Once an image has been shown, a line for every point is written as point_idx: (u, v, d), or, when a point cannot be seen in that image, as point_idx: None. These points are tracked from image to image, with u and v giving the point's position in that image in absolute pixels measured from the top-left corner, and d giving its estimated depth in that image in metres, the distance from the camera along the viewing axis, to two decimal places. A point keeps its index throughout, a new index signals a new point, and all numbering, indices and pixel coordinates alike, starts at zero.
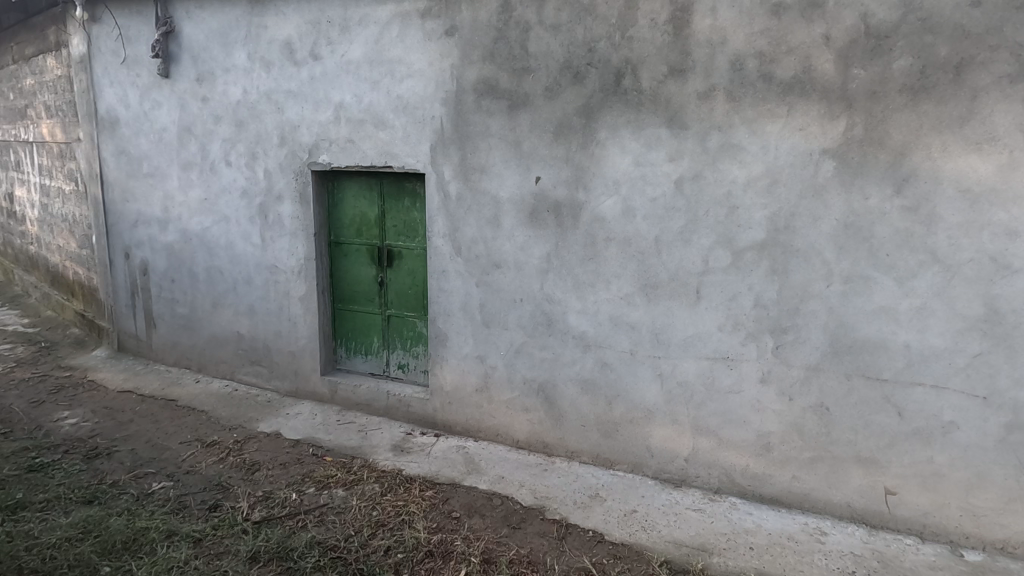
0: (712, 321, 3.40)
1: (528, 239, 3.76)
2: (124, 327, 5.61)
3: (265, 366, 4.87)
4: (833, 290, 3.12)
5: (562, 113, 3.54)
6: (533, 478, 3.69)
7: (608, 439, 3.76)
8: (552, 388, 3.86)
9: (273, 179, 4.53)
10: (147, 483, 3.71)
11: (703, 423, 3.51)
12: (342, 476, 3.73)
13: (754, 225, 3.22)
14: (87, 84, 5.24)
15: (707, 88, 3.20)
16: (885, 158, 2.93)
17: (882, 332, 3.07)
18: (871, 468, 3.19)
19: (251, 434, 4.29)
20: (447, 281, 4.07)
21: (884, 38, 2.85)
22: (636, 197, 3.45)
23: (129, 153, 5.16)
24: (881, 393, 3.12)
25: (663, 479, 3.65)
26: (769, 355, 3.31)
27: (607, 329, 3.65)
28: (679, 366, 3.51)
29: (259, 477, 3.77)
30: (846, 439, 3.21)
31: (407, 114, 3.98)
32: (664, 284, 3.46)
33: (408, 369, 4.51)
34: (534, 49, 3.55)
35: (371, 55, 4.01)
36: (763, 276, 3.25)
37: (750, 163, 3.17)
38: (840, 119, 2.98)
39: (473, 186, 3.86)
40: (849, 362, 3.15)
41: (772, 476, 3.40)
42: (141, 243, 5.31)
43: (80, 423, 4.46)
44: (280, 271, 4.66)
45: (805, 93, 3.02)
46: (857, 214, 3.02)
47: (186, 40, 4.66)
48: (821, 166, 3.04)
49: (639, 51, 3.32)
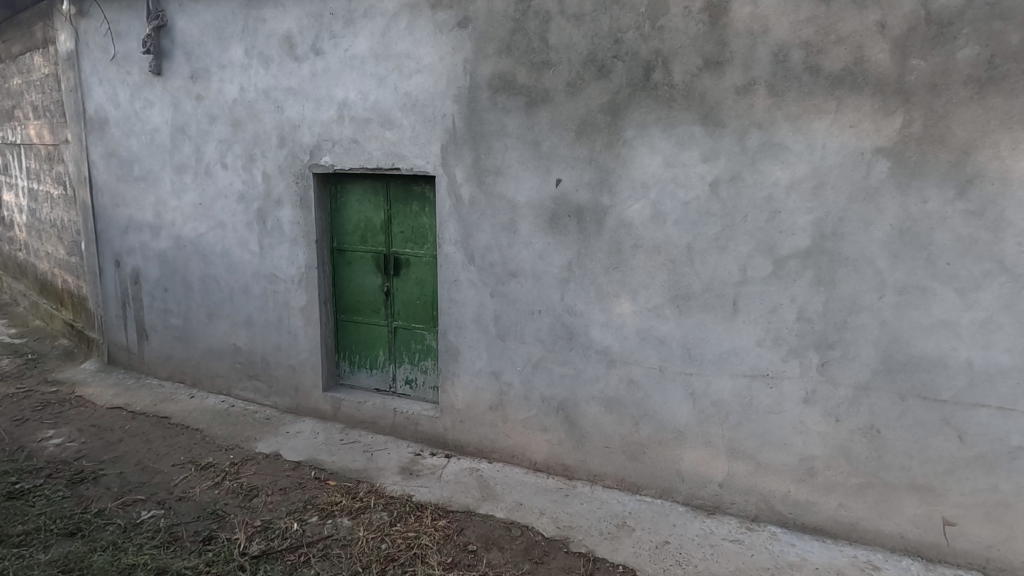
0: (750, 336, 3.12)
1: (548, 247, 3.49)
2: (115, 339, 5.32)
3: (264, 381, 4.59)
4: (886, 302, 2.85)
5: (586, 111, 3.27)
6: (554, 505, 3.41)
7: (635, 462, 3.48)
8: (573, 406, 3.58)
9: (273, 183, 4.25)
10: (135, 512, 3.43)
11: (739, 446, 3.24)
12: (348, 503, 3.45)
13: (798, 232, 2.95)
14: (75, 82, 4.95)
15: (747, 82, 2.94)
16: (946, 158, 2.67)
17: (941, 348, 2.80)
18: (927, 496, 2.92)
19: (249, 455, 4.01)
20: (460, 291, 3.79)
21: (947, 25, 2.59)
22: (667, 201, 3.18)
23: (119, 156, 4.88)
24: (939, 415, 2.84)
25: (694, 505, 3.38)
26: (814, 373, 3.03)
27: (634, 344, 3.38)
28: (714, 385, 3.24)
29: (258, 504, 3.49)
30: (899, 464, 2.94)
31: (416, 112, 3.70)
32: (696, 296, 3.19)
33: (415, 385, 4.24)
34: (555, 41, 3.29)
35: (377, 49, 3.74)
36: (807, 287, 2.97)
37: (794, 164, 2.91)
38: (896, 115, 2.72)
39: (488, 189, 3.58)
40: (903, 381, 2.88)
41: (816, 505, 3.13)
42: (131, 250, 5.03)
43: (66, 443, 4.17)
44: (280, 280, 4.38)
45: (856, 86, 2.76)
46: (914, 220, 2.75)
47: (179, 34, 4.38)
48: (874, 167, 2.78)
49: (670, 42, 3.05)
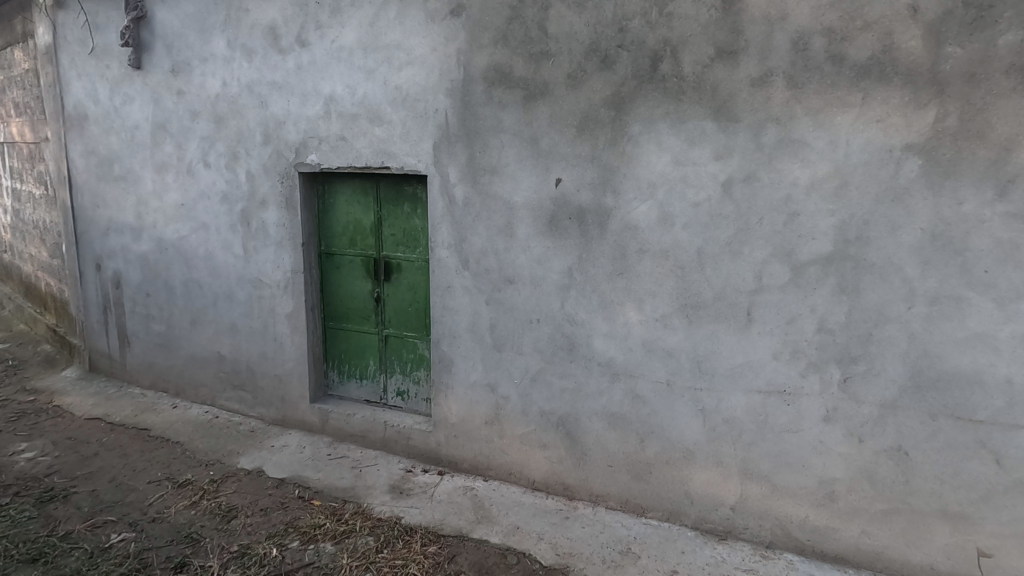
0: (765, 350, 2.88)
1: (547, 252, 3.25)
2: (96, 346, 5.10)
3: (249, 392, 4.36)
4: (915, 313, 2.61)
5: (588, 105, 3.04)
6: (554, 528, 3.18)
7: (640, 482, 3.24)
8: (574, 422, 3.34)
9: (257, 183, 4.03)
10: (104, 535, 3.20)
11: (753, 467, 3.00)
12: (332, 526, 3.21)
13: (819, 236, 2.71)
14: (53, 77, 4.72)
15: (763, 73, 2.70)
16: (984, 155, 2.43)
17: (977, 363, 2.55)
18: (960, 525, 2.67)
19: (230, 471, 3.78)
20: (453, 298, 3.56)
21: (988, 8, 2.35)
22: (676, 202, 2.94)
23: (99, 154, 4.66)
24: (974, 437, 2.59)
25: (704, 530, 3.14)
26: (835, 389, 2.79)
27: (639, 356, 3.14)
28: (726, 401, 3.00)
29: (236, 527, 3.26)
30: (930, 489, 2.69)
31: (407, 108, 3.47)
32: (707, 305, 2.95)
33: (407, 397, 4.00)
34: (554, 30, 3.05)
35: (365, 39, 3.51)
36: (829, 296, 2.73)
37: (814, 163, 2.67)
38: (928, 108, 2.47)
39: (483, 190, 3.35)
40: (934, 399, 2.63)
41: (836, 532, 2.89)
42: (112, 253, 4.80)
43: (38, 458, 3.94)
44: (265, 285, 4.14)
45: (884, 77, 2.52)
46: (947, 223, 2.51)
47: (159, 26, 4.15)
48: (903, 165, 2.54)
49: (680, 30, 2.81)
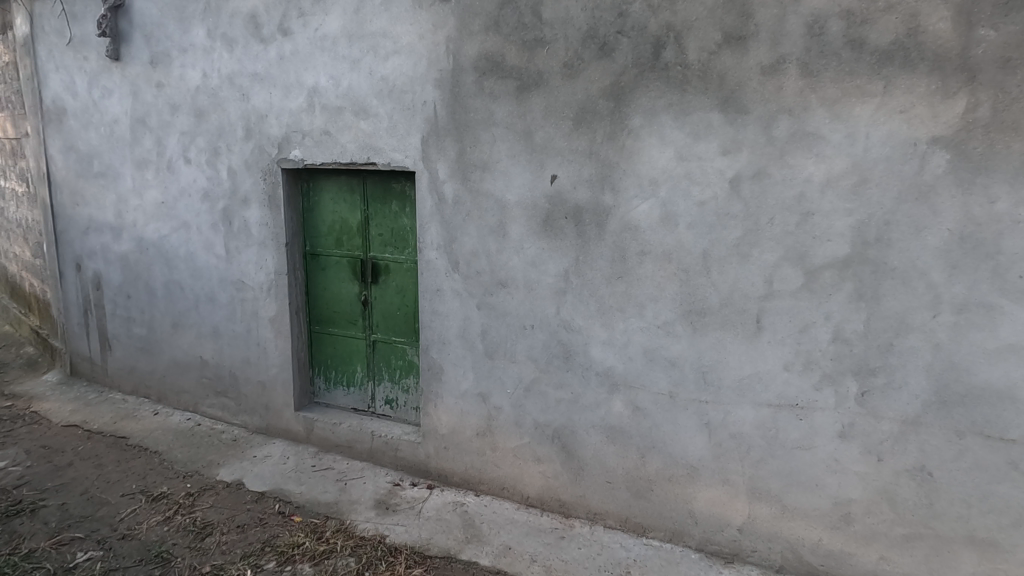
0: (776, 360, 2.66)
1: (541, 253, 3.04)
2: (77, 349, 4.91)
3: (232, 399, 4.17)
4: (941, 322, 2.38)
5: (585, 96, 2.82)
6: (548, 549, 2.97)
7: (641, 500, 3.02)
8: (571, 436, 3.13)
9: (239, 180, 3.83)
10: (70, 554, 3.01)
11: (762, 487, 2.78)
12: (311, 546, 3.01)
13: (835, 237, 2.49)
14: (31, 70, 4.54)
15: (775, 60, 2.48)
16: (1020, 149, 2.20)
17: (1010, 378, 2.32)
18: (989, 553, 2.44)
19: (208, 483, 3.58)
20: (443, 302, 3.35)
21: None
22: (679, 201, 2.72)
23: (78, 150, 4.47)
24: (1006, 457, 2.37)
25: (710, 552, 2.92)
26: (852, 405, 2.57)
27: (639, 365, 2.93)
28: (733, 415, 2.78)
29: (210, 545, 3.06)
30: (955, 514, 2.47)
31: (394, 99, 3.26)
32: (713, 311, 2.74)
33: (396, 405, 3.80)
34: (549, 15, 2.84)
35: (350, 27, 3.30)
36: (846, 302, 2.51)
37: (831, 158, 2.45)
38: (957, 97, 2.25)
39: (474, 187, 3.14)
40: (962, 416, 2.41)
41: (852, 557, 2.67)
42: (93, 253, 4.62)
43: (10, 468, 3.76)
44: (247, 287, 3.95)
45: (909, 63, 2.30)
46: (977, 224, 2.29)
47: (137, 15, 3.97)
48: (928, 160, 2.32)
49: (684, 14, 2.60)
